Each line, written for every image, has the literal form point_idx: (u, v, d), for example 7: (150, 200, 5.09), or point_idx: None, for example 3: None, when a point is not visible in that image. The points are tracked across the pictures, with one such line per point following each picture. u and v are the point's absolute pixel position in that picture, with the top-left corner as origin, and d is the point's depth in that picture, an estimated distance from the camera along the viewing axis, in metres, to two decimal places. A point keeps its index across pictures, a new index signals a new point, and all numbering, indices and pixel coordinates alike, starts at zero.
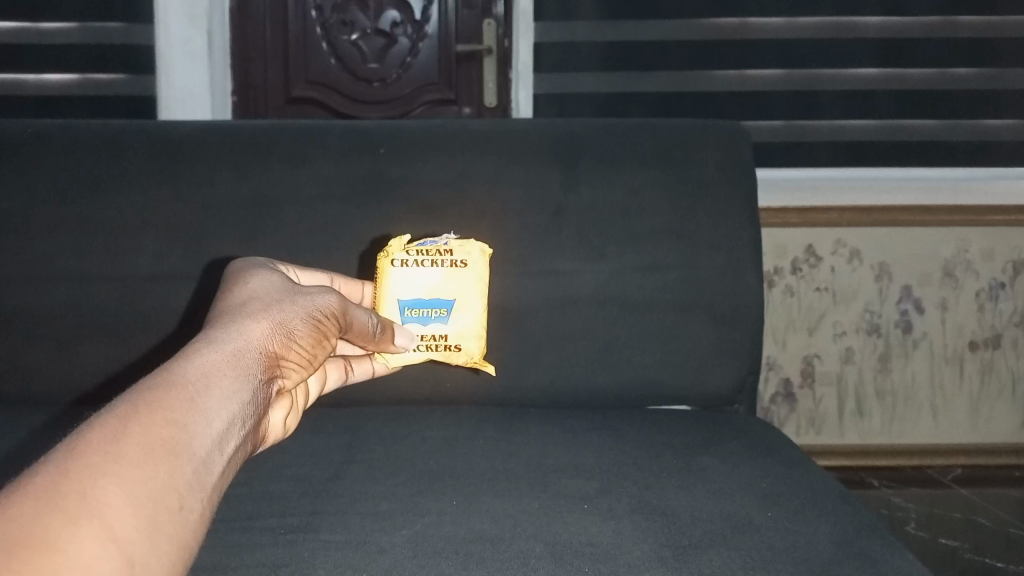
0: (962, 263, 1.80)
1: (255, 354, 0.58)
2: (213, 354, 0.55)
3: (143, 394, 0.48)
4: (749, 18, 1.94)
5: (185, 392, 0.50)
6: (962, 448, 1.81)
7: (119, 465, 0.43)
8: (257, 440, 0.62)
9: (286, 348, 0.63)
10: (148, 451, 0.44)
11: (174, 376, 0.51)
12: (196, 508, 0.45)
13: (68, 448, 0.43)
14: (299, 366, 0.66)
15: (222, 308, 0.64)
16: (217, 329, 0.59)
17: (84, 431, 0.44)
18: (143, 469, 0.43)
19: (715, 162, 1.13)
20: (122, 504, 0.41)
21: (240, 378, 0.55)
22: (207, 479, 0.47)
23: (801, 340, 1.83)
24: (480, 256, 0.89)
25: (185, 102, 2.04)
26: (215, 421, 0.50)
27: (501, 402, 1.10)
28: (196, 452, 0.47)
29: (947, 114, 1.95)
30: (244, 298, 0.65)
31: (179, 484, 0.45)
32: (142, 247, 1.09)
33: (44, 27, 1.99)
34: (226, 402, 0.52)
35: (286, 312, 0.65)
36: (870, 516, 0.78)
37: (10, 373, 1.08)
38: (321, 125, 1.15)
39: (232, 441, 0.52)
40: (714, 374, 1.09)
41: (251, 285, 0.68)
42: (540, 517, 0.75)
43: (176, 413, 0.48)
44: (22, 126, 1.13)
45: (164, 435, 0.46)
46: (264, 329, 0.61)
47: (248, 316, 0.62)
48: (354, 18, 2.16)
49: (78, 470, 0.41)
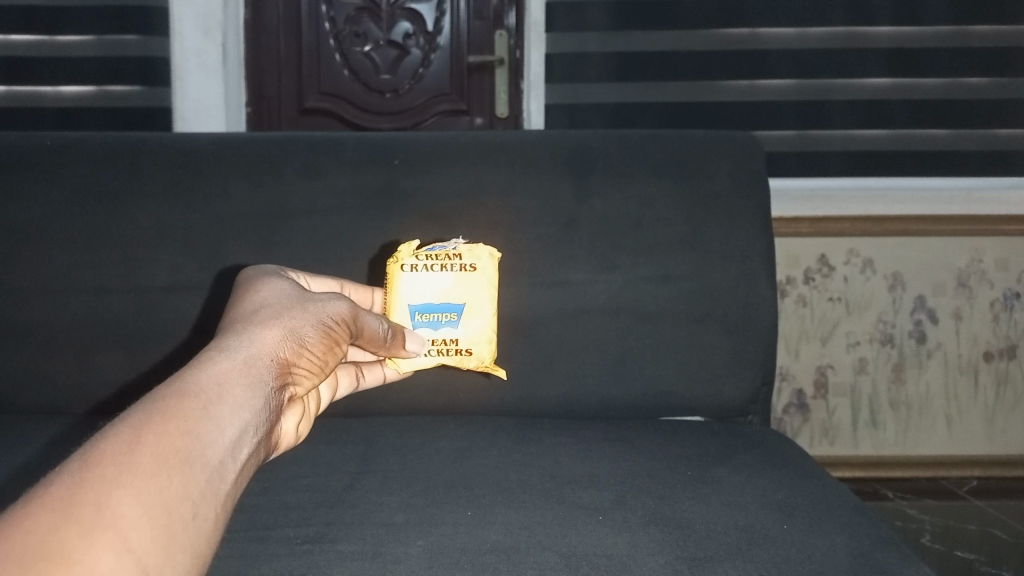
0: (976, 272, 1.79)
1: (267, 362, 0.58)
2: (225, 362, 0.55)
3: (157, 403, 0.48)
4: (759, 28, 1.95)
5: (198, 400, 0.50)
6: (979, 458, 1.79)
7: (133, 476, 0.43)
8: (271, 447, 0.62)
9: (298, 356, 0.63)
10: (162, 461, 0.44)
11: (187, 385, 0.51)
12: (209, 516, 0.45)
13: (82, 459, 0.43)
14: (310, 373, 0.66)
15: (234, 317, 0.64)
16: (229, 337, 0.59)
17: (98, 441, 0.44)
18: (157, 479, 0.43)
19: (727, 173, 1.13)
20: (137, 515, 0.41)
21: (253, 386, 0.55)
22: (221, 488, 0.47)
23: (814, 350, 1.83)
24: (489, 260, 0.89)
25: (199, 115, 2.06)
26: (228, 428, 0.50)
27: (515, 413, 1.11)
28: (210, 461, 0.47)
29: (962, 123, 1.94)
30: (256, 306, 0.65)
31: (194, 493, 0.45)
32: (159, 259, 1.10)
33: (62, 40, 2.01)
34: (239, 410, 0.52)
35: (298, 319, 0.65)
36: (888, 529, 0.78)
37: (28, 383, 1.10)
38: (335, 138, 1.16)
39: (245, 448, 0.52)
40: (727, 385, 1.09)
41: (262, 293, 0.68)
42: (555, 527, 0.75)
43: (188, 422, 0.48)
44: (42, 139, 1.15)
45: (178, 445, 0.46)
46: (276, 337, 0.61)
47: (260, 324, 0.62)
48: (367, 29, 2.18)
49: (92, 482, 0.41)
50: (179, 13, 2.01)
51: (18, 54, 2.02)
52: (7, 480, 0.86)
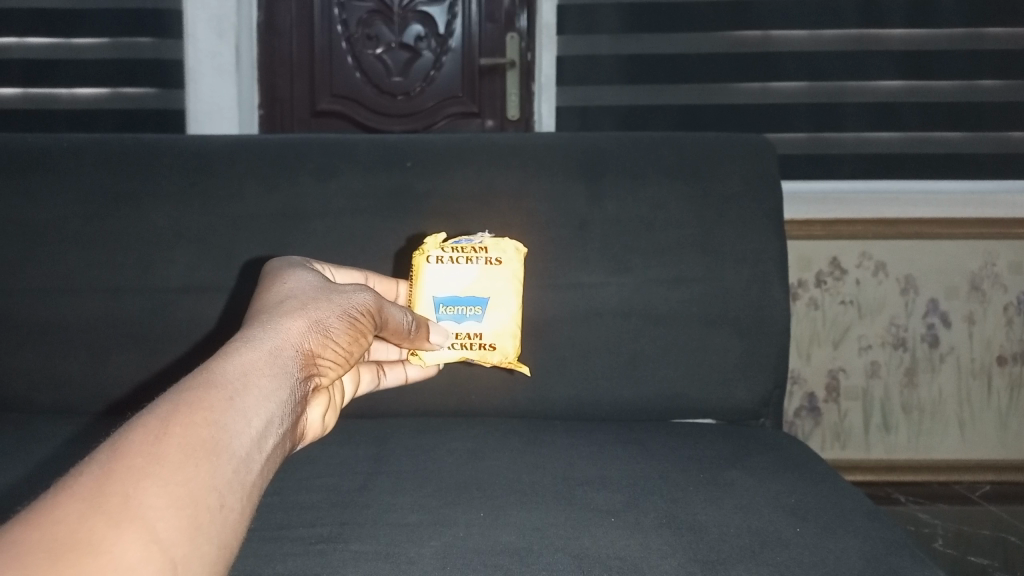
0: (990, 276, 1.78)
1: (293, 353, 0.59)
2: (251, 352, 0.56)
3: (184, 394, 0.49)
4: (772, 30, 1.95)
5: (224, 391, 0.50)
6: (993, 462, 1.78)
7: (160, 466, 0.43)
8: (296, 438, 0.62)
9: (323, 347, 0.64)
10: (190, 452, 0.45)
11: (213, 376, 0.51)
12: (235, 507, 0.46)
13: (110, 450, 0.43)
14: (335, 364, 0.66)
15: (258, 308, 0.64)
16: (255, 328, 0.59)
17: (126, 433, 0.45)
18: (185, 469, 0.44)
19: (740, 175, 1.13)
20: (164, 506, 0.41)
21: (278, 377, 0.55)
22: (247, 478, 0.48)
23: (826, 353, 1.82)
24: (515, 255, 0.90)
25: (212, 117, 2.08)
26: (254, 419, 0.50)
27: (527, 414, 1.11)
28: (236, 451, 0.48)
29: (975, 125, 1.93)
30: (281, 297, 0.66)
31: (220, 484, 0.45)
32: (174, 259, 1.11)
33: (77, 42, 2.03)
34: (265, 401, 0.52)
35: (323, 310, 0.66)
36: (901, 533, 0.77)
37: (44, 383, 1.11)
38: (349, 140, 1.17)
39: (271, 438, 0.52)
40: (739, 388, 1.09)
41: (287, 284, 0.69)
42: (568, 529, 0.75)
43: (215, 412, 0.48)
44: (59, 140, 1.16)
45: (204, 435, 0.46)
46: (301, 328, 0.62)
47: (286, 315, 0.62)
48: (379, 32, 2.18)
49: (120, 473, 0.42)
50: (193, 17, 2.03)
51: (34, 57, 2.04)
52: (23, 480, 0.87)
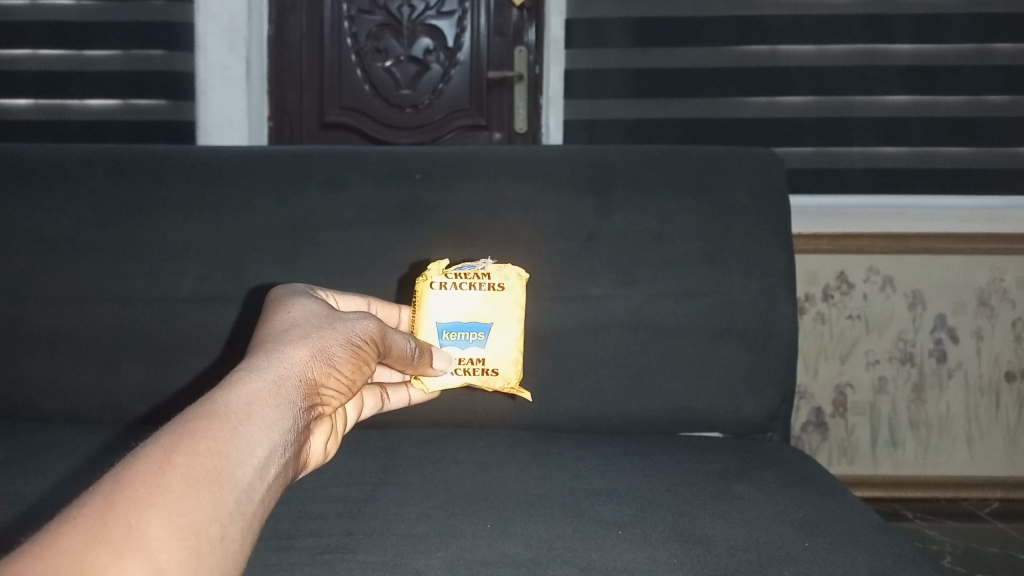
0: (998, 291, 1.78)
1: (297, 382, 0.59)
2: (255, 381, 0.56)
3: (187, 424, 0.49)
4: (780, 45, 1.95)
5: (227, 421, 0.50)
6: (1001, 479, 1.76)
7: (164, 497, 0.43)
8: (299, 465, 0.62)
9: (326, 375, 0.64)
10: (192, 481, 0.45)
11: (217, 405, 0.51)
12: (237, 536, 0.46)
13: (114, 479, 0.43)
14: (338, 392, 0.67)
15: (263, 336, 0.65)
16: (259, 357, 0.60)
17: (129, 463, 0.45)
18: (187, 499, 0.44)
19: (748, 188, 1.13)
20: (167, 536, 0.41)
21: (282, 406, 0.55)
22: (250, 508, 0.48)
23: (833, 368, 1.81)
24: (517, 281, 0.90)
25: (222, 129, 2.09)
26: (257, 449, 0.50)
27: (534, 427, 1.11)
28: (239, 481, 0.48)
29: (981, 141, 1.93)
30: (285, 326, 0.66)
31: (223, 514, 0.45)
32: (184, 269, 1.11)
33: (90, 55, 2.05)
34: (267, 431, 0.52)
35: (326, 339, 0.66)
36: (908, 548, 0.77)
37: (53, 391, 1.11)
38: (358, 151, 1.17)
39: (273, 467, 0.52)
40: (748, 401, 1.09)
41: (291, 313, 0.69)
42: (575, 542, 0.75)
43: (218, 442, 0.48)
44: (72, 150, 1.17)
45: (208, 465, 0.46)
46: (304, 356, 0.62)
47: (290, 343, 0.63)
48: (388, 45, 2.19)
49: (123, 503, 0.41)
50: (205, 28, 2.04)
51: (47, 69, 2.06)
52: (34, 490, 0.87)
